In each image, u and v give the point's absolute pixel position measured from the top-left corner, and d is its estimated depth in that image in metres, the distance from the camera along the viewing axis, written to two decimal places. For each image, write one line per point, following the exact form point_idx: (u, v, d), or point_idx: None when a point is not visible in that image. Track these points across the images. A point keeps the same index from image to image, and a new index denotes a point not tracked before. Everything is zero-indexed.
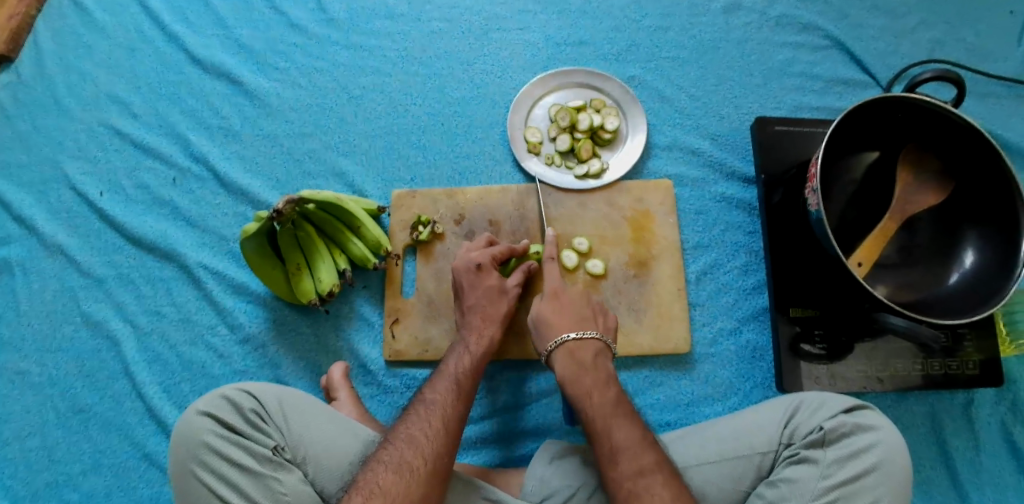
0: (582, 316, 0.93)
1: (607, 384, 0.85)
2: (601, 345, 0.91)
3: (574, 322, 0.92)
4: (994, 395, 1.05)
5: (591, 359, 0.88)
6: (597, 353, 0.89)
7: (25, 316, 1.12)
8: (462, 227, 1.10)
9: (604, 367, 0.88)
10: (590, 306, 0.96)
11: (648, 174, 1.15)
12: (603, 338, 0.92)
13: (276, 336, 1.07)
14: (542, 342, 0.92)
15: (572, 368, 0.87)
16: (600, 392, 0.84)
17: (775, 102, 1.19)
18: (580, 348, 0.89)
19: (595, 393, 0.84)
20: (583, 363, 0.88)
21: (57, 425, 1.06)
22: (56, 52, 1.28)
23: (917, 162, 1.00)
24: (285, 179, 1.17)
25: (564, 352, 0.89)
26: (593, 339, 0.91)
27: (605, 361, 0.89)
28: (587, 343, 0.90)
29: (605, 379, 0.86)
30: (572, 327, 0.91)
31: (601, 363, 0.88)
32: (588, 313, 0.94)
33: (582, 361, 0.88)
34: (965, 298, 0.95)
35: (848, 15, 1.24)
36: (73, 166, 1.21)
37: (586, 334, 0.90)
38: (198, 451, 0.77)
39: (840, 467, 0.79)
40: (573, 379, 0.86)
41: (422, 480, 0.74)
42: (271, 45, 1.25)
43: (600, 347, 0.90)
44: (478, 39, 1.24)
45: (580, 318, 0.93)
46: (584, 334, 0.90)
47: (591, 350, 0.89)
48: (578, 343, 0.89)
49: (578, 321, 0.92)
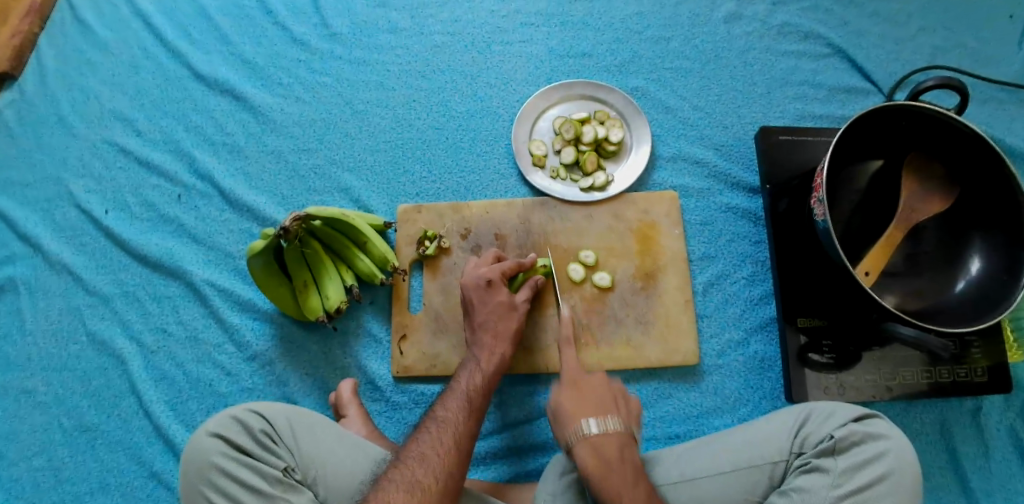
0: (602, 403, 0.85)
1: (638, 480, 0.78)
2: (625, 435, 0.82)
3: (596, 410, 0.84)
4: (1002, 402, 1.04)
5: (616, 453, 0.80)
6: (622, 447, 0.81)
7: (31, 335, 1.12)
8: (468, 242, 1.10)
9: (630, 459, 0.80)
10: (611, 390, 0.88)
11: (653, 185, 1.15)
12: (626, 427, 0.83)
13: (283, 353, 1.07)
14: (564, 433, 0.84)
15: (598, 465, 0.79)
16: (631, 497, 0.76)
17: (778, 111, 1.20)
18: (575, 343, 0.95)
19: (624, 492, 0.76)
20: (609, 460, 0.79)
21: (64, 444, 1.06)
22: (60, 70, 1.28)
23: (921, 169, 1.00)
24: (289, 194, 1.17)
25: (589, 446, 0.80)
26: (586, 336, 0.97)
27: (630, 451, 0.81)
28: (611, 437, 0.81)
29: (634, 474, 0.78)
30: (594, 414, 0.83)
31: (628, 456, 0.80)
32: (608, 401, 0.86)
33: (608, 458, 0.79)
34: (973, 306, 0.95)
35: (849, 23, 1.25)
36: (77, 184, 1.20)
37: (610, 425, 0.82)
38: (208, 472, 0.77)
39: (851, 476, 0.79)
40: (601, 479, 0.77)
41: (434, 500, 0.74)
42: (274, 60, 1.25)
43: (625, 437, 0.82)
44: (481, 52, 1.24)
45: (601, 405, 0.85)
46: (607, 425, 0.82)
47: (615, 443, 0.81)
48: (601, 438, 0.81)
49: (600, 409, 0.84)
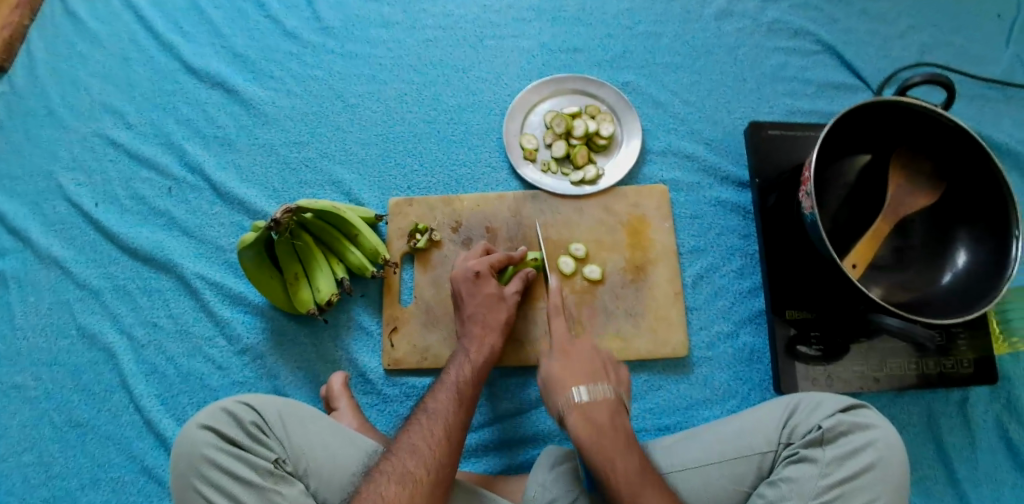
0: (575, 317, 0.93)
1: (600, 381, 0.85)
2: (594, 344, 0.90)
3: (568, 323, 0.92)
4: (988, 393, 1.06)
5: (582, 358, 0.88)
6: (589, 353, 0.89)
7: (20, 328, 1.11)
8: (459, 235, 1.10)
9: (596, 364, 0.88)
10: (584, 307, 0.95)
11: (643, 179, 1.16)
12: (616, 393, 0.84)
13: (274, 346, 1.07)
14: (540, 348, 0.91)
15: (565, 369, 0.87)
16: (593, 392, 0.83)
17: (768, 106, 1.21)
18: (595, 407, 0.81)
19: (587, 390, 0.84)
20: (601, 426, 0.80)
21: (53, 438, 1.05)
22: (50, 63, 1.28)
23: (908, 164, 1.01)
24: (280, 188, 1.17)
25: (559, 354, 0.88)
26: (607, 394, 0.83)
27: (597, 357, 0.89)
28: (580, 343, 0.89)
29: (598, 377, 0.86)
30: (566, 329, 0.91)
31: (595, 361, 0.88)
32: (597, 369, 0.87)
33: (574, 360, 0.87)
34: (959, 299, 0.96)
35: (838, 20, 1.26)
36: (67, 178, 1.20)
37: (580, 336, 0.90)
38: (198, 465, 0.77)
39: (839, 465, 0.80)
40: (566, 379, 0.85)
41: (424, 491, 0.74)
42: (266, 54, 1.25)
43: (593, 346, 0.90)
44: (473, 47, 1.25)
45: (574, 318, 0.93)
46: (580, 340, 0.89)
47: (584, 349, 0.89)
48: (571, 344, 0.89)
49: (573, 324, 0.92)
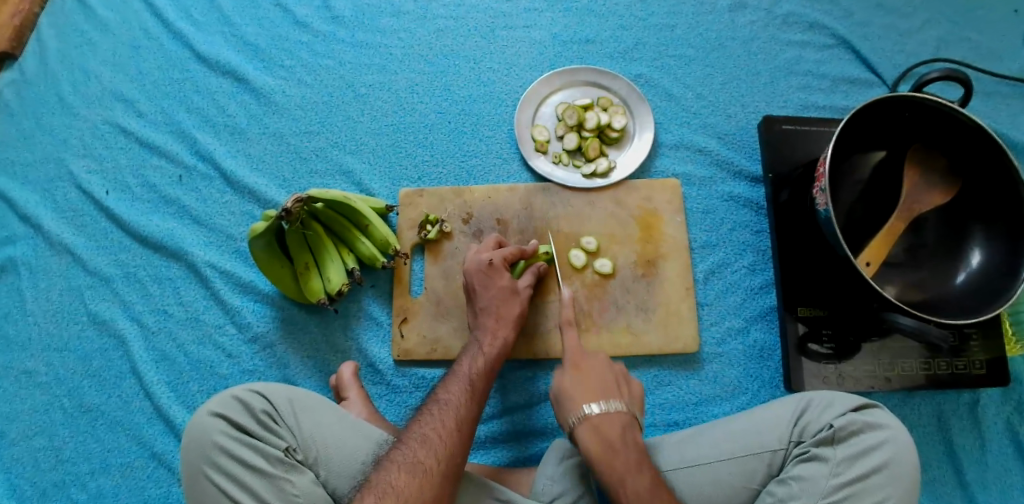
0: (605, 385, 0.86)
1: (640, 465, 0.78)
2: (628, 416, 0.83)
3: (600, 394, 0.85)
4: (999, 394, 1.05)
5: (618, 434, 0.81)
6: (624, 428, 0.82)
7: (31, 314, 1.12)
8: (470, 227, 1.10)
9: (633, 441, 0.81)
10: (613, 373, 0.88)
11: (655, 173, 1.15)
12: (629, 409, 0.84)
13: (284, 335, 1.07)
14: (565, 417, 0.85)
15: (601, 448, 0.80)
16: (633, 479, 0.77)
17: (782, 100, 1.19)
18: (607, 423, 0.81)
19: (629, 477, 0.77)
20: (611, 443, 0.80)
21: (64, 424, 1.06)
22: (60, 50, 1.27)
23: (923, 162, 1.00)
24: (291, 177, 1.17)
25: (591, 428, 0.81)
26: (619, 410, 0.83)
27: (632, 432, 0.82)
28: (614, 417, 0.82)
29: (638, 460, 0.79)
30: (597, 398, 0.84)
31: (630, 438, 0.81)
32: (612, 384, 0.87)
33: (610, 440, 0.80)
34: (973, 298, 0.95)
35: (854, 13, 1.24)
36: (78, 164, 1.20)
37: (612, 406, 0.83)
38: (209, 451, 0.77)
39: (850, 465, 0.79)
40: (604, 462, 0.78)
41: (435, 482, 0.74)
42: (276, 42, 1.25)
43: (627, 419, 0.83)
44: (485, 37, 1.24)
45: (603, 386, 0.86)
46: (609, 407, 0.83)
47: (618, 424, 0.82)
48: (604, 418, 0.82)
49: (604, 391, 0.85)
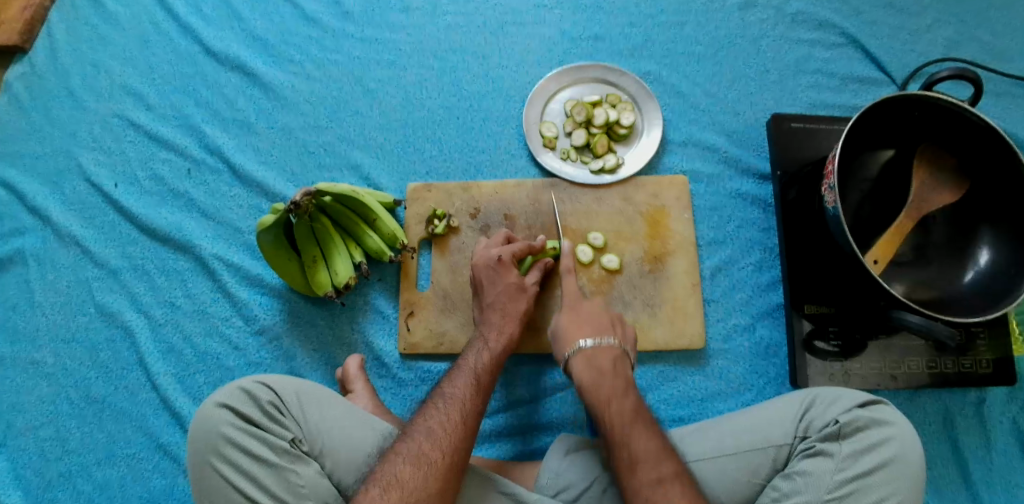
0: (601, 325, 0.93)
1: (626, 391, 0.84)
2: (620, 351, 0.90)
3: (595, 332, 0.92)
4: (1005, 394, 1.04)
5: (609, 365, 0.88)
6: (614, 360, 0.89)
7: (39, 306, 1.12)
8: (477, 221, 1.10)
9: (622, 372, 0.88)
10: (609, 316, 0.95)
11: (663, 169, 1.15)
12: (622, 346, 0.91)
13: (290, 328, 1.07)
14: (562, 350, 0.93)
15: (591, 375, 0.87)
16: (618, 400, 0.83)
17: (791, 99, 1.19)
18: (599, 354, 0.89)
19: (615, 400, 0.83)
20: (601, 369, 0.87)
21: (71, 415, 1.06)
22: (71, 43, 1.28)
23: (932, 162, 0.99)
24: (299, 171, 1.17)
25: (583, 359, 0.89)
26: (612, 346, 0.90)
27: (623, 365, 0.89)
28: (605, 350, 0.89)
29: (624, 386, 0.85)
30: (591, 333, 0.92)
31: (619, 370, 0.87)
32: (607, 323, 0.94)
33: (601, 370, 0.87)
34: (980, 298, 0.95)
35: (863, 13, 1.24)
36: (87, 157, 1.21)
37: (604, 342, 0.90)
38: (216, 442, 0.77)
39: (855, 461, 0.79)
40: (592, 387, 0.85)
41: (440, 474, 0.74)
42: (286, 37, 1.25)
43: (618, 353, 0.90)
44: (494, 33, 1.24)
45: (598, 327, 0.93)
46: (601, 341, 0.90)
47: (609, 356, 0.89)
48: (596, 350, 0.89)
49: (598, 329, 0.93)
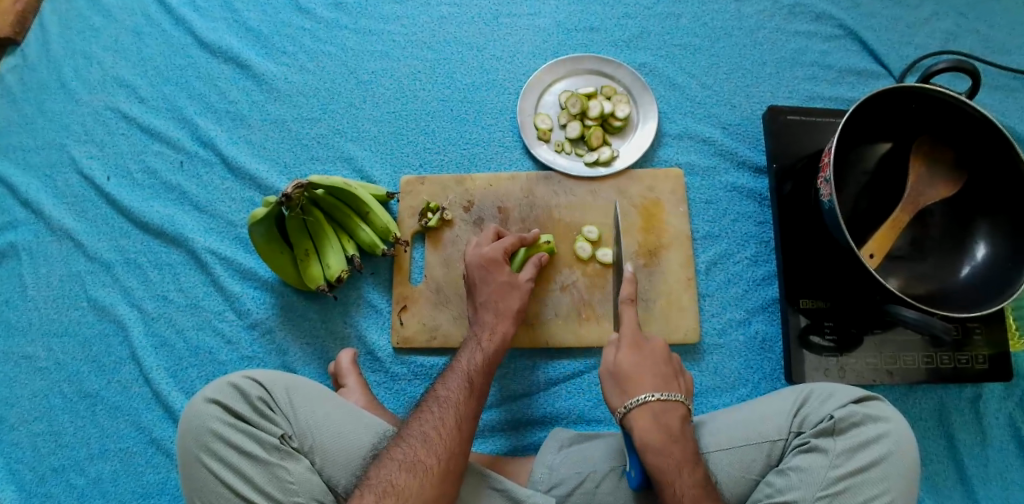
0: (664, 376, 0.84)
1: (695, 462, 0.77)
2: (685, 409, 0.82)
3: (659, 384, 0.83)
4: (1002, 390, 1.04)
5: (677, 427, 0.80)
6: (682, 420, 0.81)
7: (31, 300, 1.12)
8: (471, 215, 1.09)
9: (688, 435, 0.80)
10: (670, 362, 0.86)
11: (658, 162, 1.14)
12: (686, 401, 0.83)
13: (283, 321, 1.07)
14: (621, 397, 0.83)
15: (661, 437, 0.78)
16: (689, 470, 0.76)
17: (787, 91, 1.18)
18: (666, 413, 0.80)
19: (685, 469, 0.76)
20: (671, 432, 0.79)
21: (64, 409, 1.06)
22: (63, 35, 1.27)
23: (929, 154, 0.98)
24: (292, 164, 1.16)
25: (649, 416, 0.80)
26: (678, 401, 0.82)
27: (688, 426, 0.81)
28: (673, 408, 0.81)
29: (692, 454, 0.78)
30: (656, 388, 0.82)
31: (687, 432, 0.80)
32: (668, 373, 0.85)
33: (670, 430, 0.79)
34: (976, 291, 0.94)
35: (861, 5, 1.23)
36: (80, 150, 1.20)
37: (672, 397, 0.81)
38: (205, 438, 0.77)
39: (849, 457, 0.78)
40: (661, 451, 0.77)
41: (435, 481, 0.74)
42: (279, 29, 1.24)
43: (683, 410, 0.82)
44: (488, 24, 1.23)
45: (661, 377, 0.84)
46: (670, 396, 0.81)
47: (677, 416, 0.81)
48: (664, 408, 0.80)
49: (661, 382, 0.83)
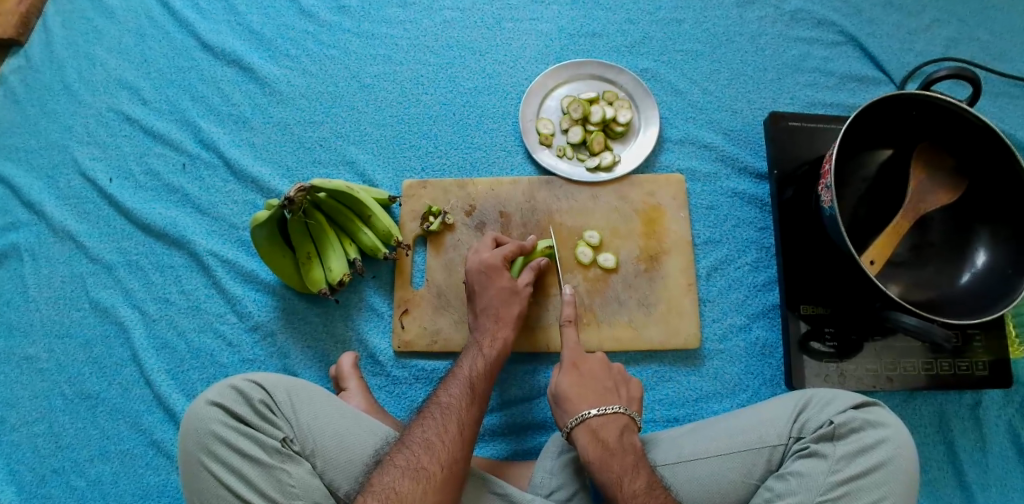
0: (603, 393, 0.88)
1: (637, 468, 0.79)
2: (626, 419, 0.85)
3: (599, 400, 0.87)
4: (1001, 397, 1.04)
5: (616, 438, 0.82)
6: (622, 431, 0.83)
7: (33, 301, 1.12)
8: (472, 219, 1.09)
9: (630, 444, 0.82)
10: (609, 378, 0.91)
11: (659, 168, 1.14)
12: (627, 411, 0.86)
13: (285, 324, 1.07)
14: (565, 417, 0.87)
15: (599, 451, 0.81)
16: (631, 478, 0.78)
17: (789, 97, 1.18)
18: (605, 427, 0.83)
19: (626, 478, 0.78)
20: (609, 444, 0.82)
21: (65, 410, 1.06)
22: (66, 36, 1.27)
23: (930, 162, 0.99)
24: (294, 167, 1.16)
25: (588, 432, 0.83)
26: (617, 413, 0.85)
27: (631, 436, 0.84)
28: (612, 420, 0.84)
29: (635, 462, 0.80)
30: (595, 403, 0.86)
31: (628, 442, 0.82)
32: (608, 389, 0.89)
33: (608, 444, 0.82)
34: (976, 298, 0.95)
35: (862, 11, 1.23)
36: (82, 152, 1.20)
37: (610, 409, 0.85)
38: (207, 441, 0.77)
39: (850, 462, 0.78)
40: (600, 465, 0.80)
41: (436, 488, 0.73)
42: (282, 32, 1.24)
43: (624, 422, 0.85)
44: (491, 29, 1.23)
45: (601, 393, 0.88)
46: (607, 409, 0.85)
47: (616, 427, 0.84)
48: (602, 422, 0.84)
49: (600, 397, 0.87)
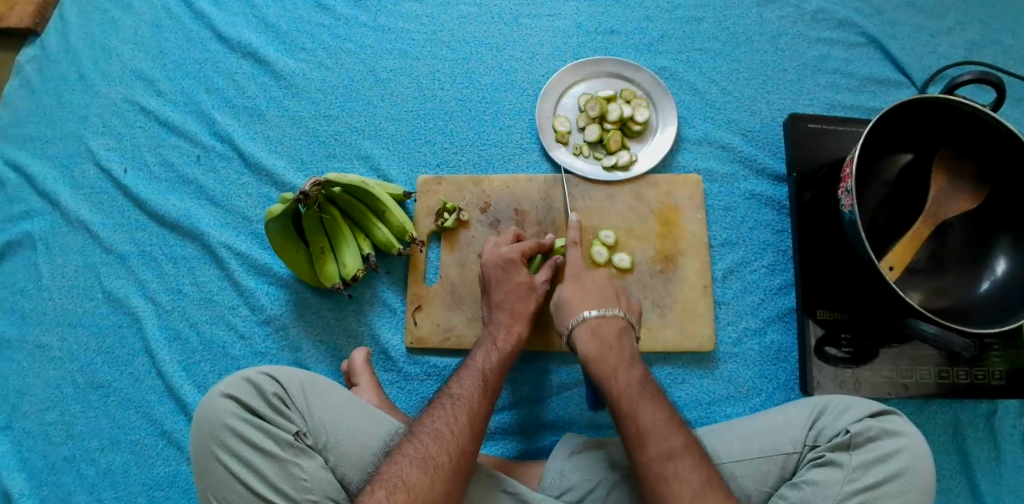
0: (604, 296, 0.93)
1: (634, 363, 0.85)
2: (624, 322, 0.91)
3: (616, 331, 0.89)
4: (1017, 406, 1.03)
5: (614, 337, 0.88)
6: (620, 332, 0.89)
7: (46, 290, 1.12)
8: (487, 216, 1.09)
9: (627, 345, 0.88)
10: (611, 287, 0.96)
11: (676, 168, 1.13)
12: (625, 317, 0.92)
13: (297, 318, 1.07)
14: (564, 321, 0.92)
15: (596, 347, 0.87)
16: (626, 372, 0.84)
17: (808, 99, 1.17)
18: (604, 326, 0.89)
19: (621, 371, 0.84)
20: (608, 342, 0.87)
21: (76, 399, 1.06)
22: (83, 26, 1.27)
23: (952, 167, 0.97)
24: (309, 160, 1.16)
25: (588, 331, 0.89)
26: (616, 316, 0.90)
27: (628, 338, 0.89)
28: (611, 321, 0.90)
29: (630, 358, 0.86)
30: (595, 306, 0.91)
31: (625, 342, 0.88)
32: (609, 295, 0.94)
33: (606, 341, 0.88)
34: (996, 308, 0.93)
35: (884, 12, 1.21)
36: (96, 142, 1.20)
37: (609, 312, 0.90)
38: (220, 433, 0.77)
39: (866, 471, 0.77)
40: (598, 359, 0.86)
41: (445, 477, 0.73)
42: (298, 24, 1.24)
43: (623, 325, 0.90)
44: (508, 24, 1.22)
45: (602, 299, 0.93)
46: (607, 312, 0.90)
47: (614, 328, 0.89)
48: (602, 321, 0.89)
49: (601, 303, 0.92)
